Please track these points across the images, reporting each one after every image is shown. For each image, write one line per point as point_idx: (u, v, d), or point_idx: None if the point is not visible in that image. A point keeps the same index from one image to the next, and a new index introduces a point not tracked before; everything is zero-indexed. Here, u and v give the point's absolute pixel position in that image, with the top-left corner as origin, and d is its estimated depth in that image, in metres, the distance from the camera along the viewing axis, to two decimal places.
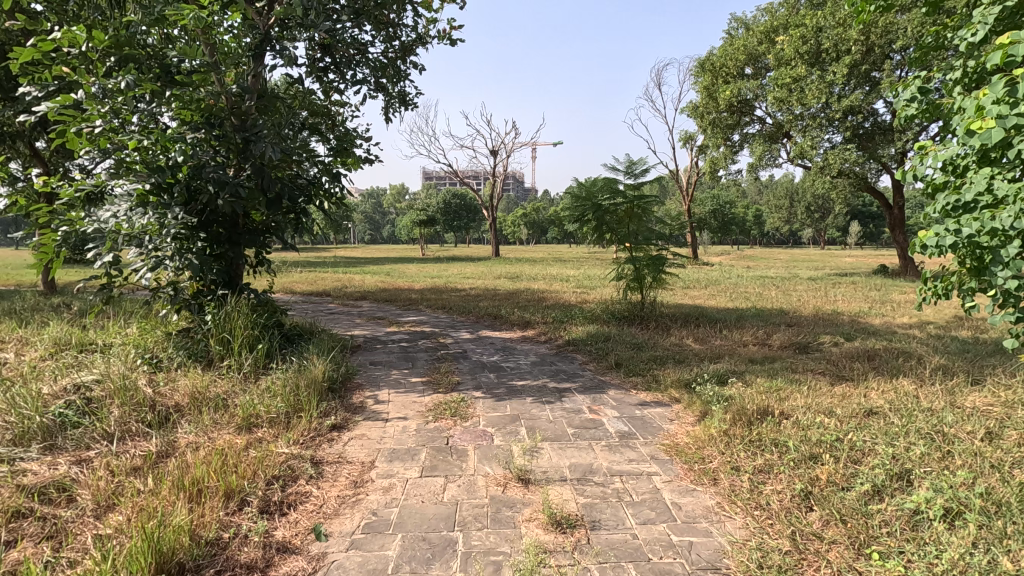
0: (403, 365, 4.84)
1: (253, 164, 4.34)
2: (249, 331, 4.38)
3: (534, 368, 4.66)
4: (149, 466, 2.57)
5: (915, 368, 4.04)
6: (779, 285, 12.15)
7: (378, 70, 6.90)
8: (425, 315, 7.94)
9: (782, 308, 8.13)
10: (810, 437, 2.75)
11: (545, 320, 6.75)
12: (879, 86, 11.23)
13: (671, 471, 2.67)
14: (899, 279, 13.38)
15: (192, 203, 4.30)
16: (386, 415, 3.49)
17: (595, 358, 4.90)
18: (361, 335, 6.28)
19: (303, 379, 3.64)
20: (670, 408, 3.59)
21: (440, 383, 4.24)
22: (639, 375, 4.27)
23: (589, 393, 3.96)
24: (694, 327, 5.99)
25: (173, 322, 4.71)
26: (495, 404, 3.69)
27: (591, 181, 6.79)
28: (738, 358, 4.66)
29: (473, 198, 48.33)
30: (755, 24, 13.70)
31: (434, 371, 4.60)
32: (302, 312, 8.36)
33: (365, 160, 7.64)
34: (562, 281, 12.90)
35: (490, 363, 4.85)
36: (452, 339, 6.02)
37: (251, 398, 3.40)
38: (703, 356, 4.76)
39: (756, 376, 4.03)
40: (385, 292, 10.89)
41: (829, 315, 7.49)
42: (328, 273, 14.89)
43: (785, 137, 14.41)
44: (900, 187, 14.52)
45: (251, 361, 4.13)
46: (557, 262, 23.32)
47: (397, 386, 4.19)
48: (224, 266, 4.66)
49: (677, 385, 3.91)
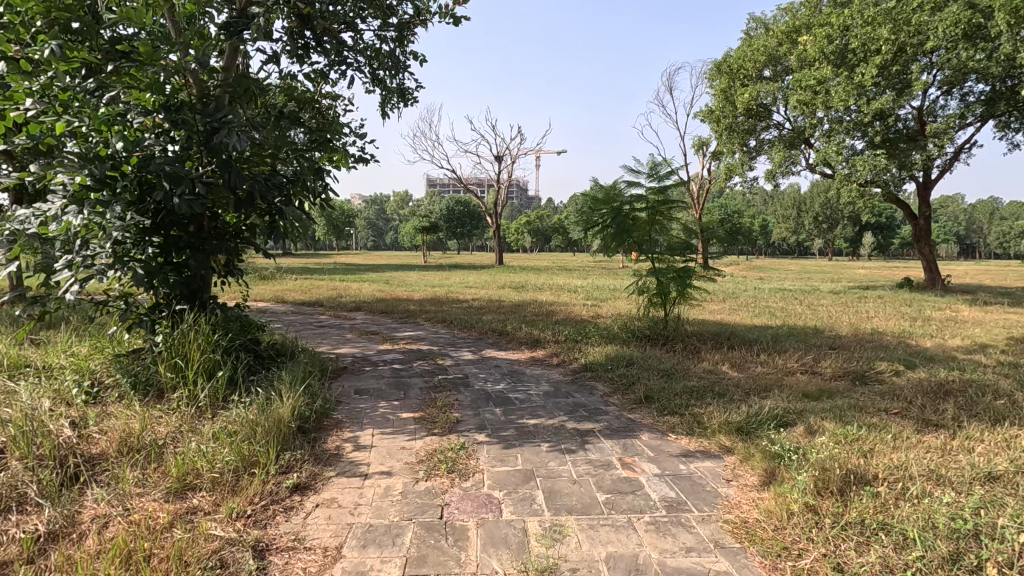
0: (394, 395, 4.13)
1: (218, 158, 3.63)
2: (209, 354, 3.66)
3: (548, 402, 3.93)
4: (22, 563, 1.85)
5: (1018, 411, 3.31)
6: (802, 299, 11.42)
7: (372, 59, 6.22)
8: (424, 330, 7.24)
9: (817, 326, 7.39)
10: (938, 523, 2.02)
11: (557, 339, 6.03)
12: (911, 88, 10.54)
13: (748, 570, 1.94)
14: (928, 294, 12.63)
15: (144, 202, 3.59)
16: (365, 471, 2.76)
17: (620, 389, 4.17)
18: (350, 354, 5.56)
19: (264, 419, 2.92)
20: (723, 464, 2.86)
21: (436, 422, 3.51)
22: (676, 415, 3.54)
23: (618, 438, 3.23)
24: (728, 350, 5.27)
25: (125, 341, 3.99)
26: (502, 454, 2.96)
27: (612, 185, 6.14)
28: (790, 392, 3.93)
29: (476, 205, 47.72)
30: (775, 24, 13.01)
31: (429, 404, 3.88)
32: (290, 325, 7.66)
33: (359, 159, 6.96)
34: (571, 292, 12.18)
35: (496, 394, 4.13)
36: (453, 361, 5.30)
37: (194, 447, 2.68)
38: (748, 389, 4.05)
39: (821, 418, 3.31)
40: (382, 302, 10.18)
41: (871, 334, 6.75)
42: (324, 280, 14.19)
43: (806, 142, 13.71)
44: (926, 195, 13.81)
45: (207, 393, 3.40)
46: (563, 270, 22.64)
47: (383, 425, 3.47)
48: (184, 277, 3.93)
49: (726, 430, 3.18)
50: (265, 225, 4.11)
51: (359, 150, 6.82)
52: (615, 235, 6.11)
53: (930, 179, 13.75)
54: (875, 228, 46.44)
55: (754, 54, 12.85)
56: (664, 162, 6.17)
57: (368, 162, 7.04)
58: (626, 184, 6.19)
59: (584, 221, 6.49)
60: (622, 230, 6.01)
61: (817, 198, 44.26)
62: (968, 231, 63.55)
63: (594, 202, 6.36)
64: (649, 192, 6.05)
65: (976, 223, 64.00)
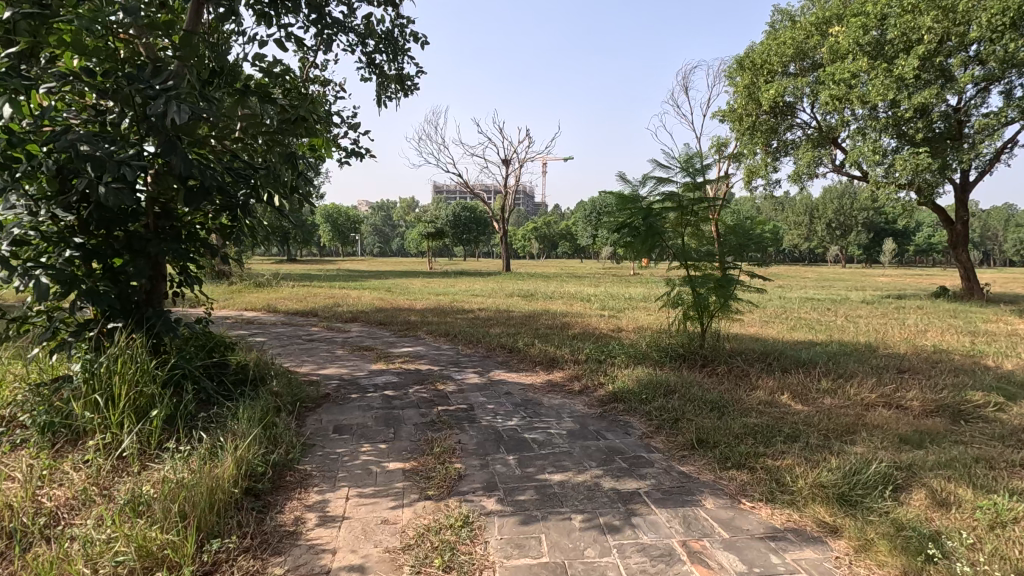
0: (382, 435, 3.32)
1: (161, 139, 2.85)
2: (145, 387, 2.85)
3: (574, 447, 3.11)
4: None
5: None
6: (835, 310, 10.54)
7: (365, 36, 5.47)
8: (425, 346, 6.44)
9: (868, 343, 6.53)
10: None
11: (576, 359, 5.21)
12: (956, 82, 9.67)
13: None
14: (970, 304, 11.71)
15: (63, 193, 2.82)
16: (326, 564, 1.95)
17: (663, 429, 3.35)
18: (336, 377, 4.77)
19: (190, 487, 2.13)
20: (833, 554, 2.03)
21: (432, 478, 2.70)
22: (745, 469, 2.72)
23: (674, 505, 2.41)
24: (783, 374, 4.43)
25: (49, 363, 3.21)
26: (520, 536, 2.15)
27: (639, 182, 5.32)
28: (882, 436, 3.10)
29: (482, 212, 47.03)
30: (802, 16, 12.18)
31: (425, 449, 3.08)
32: (277, 340, 6.88)
33: (353, 154, 6.21)
34: (584, 302, 11.34)
35: (508, 434, 3.31)
36: (457, 385, 4.50)
37: (83, 535, 1.90)
38: (826, 431, 3.21)
39: (945, 479, 2.48)
40: (381, 312, 9.40)
41: (935, 353, 5.89)
42: (321, 288, 13.43)
43: (834, 142, 12.85)
44: (963, 199, 12.93)
45: (135, 440, 2.61)
46: (573, 278, 21.67)
47: (363, 482, 2.66)
48: (120, 288, 3.14)
49: (822, 497, 2.36)
50: (226, 228, 3.35)
51: (350, 144, 6.08)
52: (646, 239, 5.29)
53: (968, 181, 12.85)
54: (891, 235, 45.30)
55: (780, 48, 12.02)
56: (700, 155, 5.33)
57: (362, 157, 6.29)
58: (657, 180, 5.39)
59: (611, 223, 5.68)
60: (656, 233, 5.18)
61: (831, 204, 43.27)
62: (983, 237, 62.23)
63: (621, 203, 5.54)
64: (685, 189, 5.22)
65: (992, 230, 62.64)
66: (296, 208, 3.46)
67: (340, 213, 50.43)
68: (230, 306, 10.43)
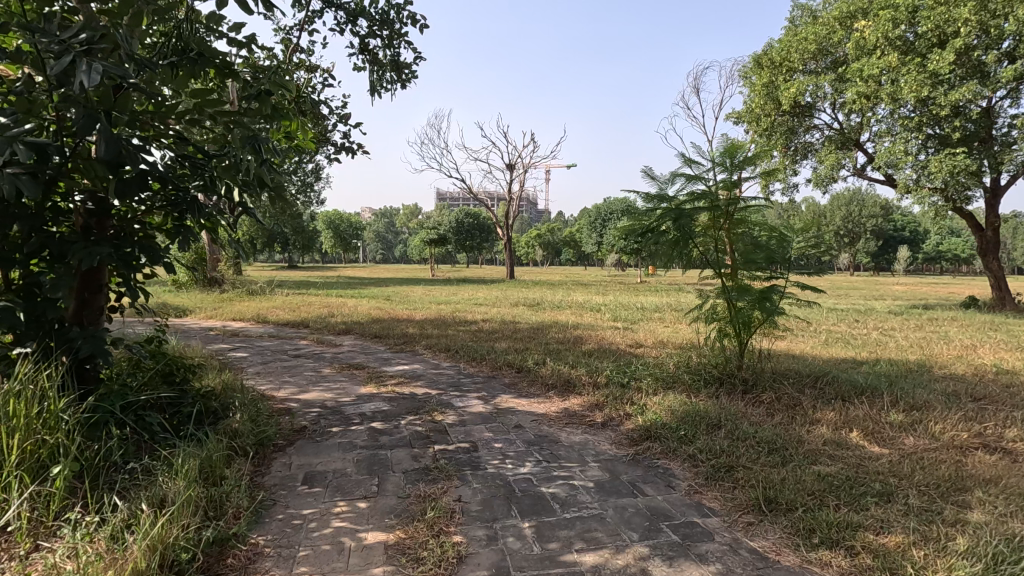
0: (362, 488, 2.64)
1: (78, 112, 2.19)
2: (53, 435, 2.19)
3: (607, 509, 2.42)
4: None
5: None
6: (865, 322, 9.82)
7: (355, 13, 4.83)
8: (423, 363, 5.77)
9: (919, 361, 5.82)
10: None
11: (595, 382, 4.53)
12: (996, 78, 9.00)
13: None
14: (1006, 315, 10.97)
15: None
16: None
17: (717, 483, 2.67)
18: (318, 406, 4.09)
19: None
20: None
21: (421, 560, 2.01)
22: (842, 550, 2.03)
23: None
24: (843, 404, 3.75)
25: None
26: None
27: (667, 179, 4.65)
28: (1004, 495, 2.41)
29: (485, 218, 46.46)
30: (823, 11, 11.54)
31: (415, 511, 2.39)
32: (260, 356, 6.21)
33: (345, 150, 5.59)
34: (594, 312, 10.65)
35: (521, 489, 2.62)
36: (458, 416, 3.82)
37: None
38: (926, 487, 2.52)
39: None
40: (377, 323, 8.74)
41: (1001, 374, 5.18)
42: (316, 296, 12.79)
43: (857, 143, 12.19)
44: (995, 204, 12.22)
45: (24, 509, 1.94)
46: (579, 286, 21.01)
47: (328, 566, 1.97)
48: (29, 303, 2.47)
49: None
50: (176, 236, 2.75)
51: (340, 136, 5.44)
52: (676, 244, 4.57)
53: (1000, 186, 12.16)
54: (902, 242, 44.46)
55: (801, 45, 11.33)
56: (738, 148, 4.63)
57: (354, 152, 5.65)
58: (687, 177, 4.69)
59: (632, 229, 4.96)
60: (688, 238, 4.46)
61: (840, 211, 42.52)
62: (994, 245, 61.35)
63: (645, 204, 4.83)
64: (721, 188, 4.52)
65: (1003, 238, 61.68)
66: (266, 218, 2.88)
67: (341, 219, 49.89)
68: (217, 316, 9.78)
